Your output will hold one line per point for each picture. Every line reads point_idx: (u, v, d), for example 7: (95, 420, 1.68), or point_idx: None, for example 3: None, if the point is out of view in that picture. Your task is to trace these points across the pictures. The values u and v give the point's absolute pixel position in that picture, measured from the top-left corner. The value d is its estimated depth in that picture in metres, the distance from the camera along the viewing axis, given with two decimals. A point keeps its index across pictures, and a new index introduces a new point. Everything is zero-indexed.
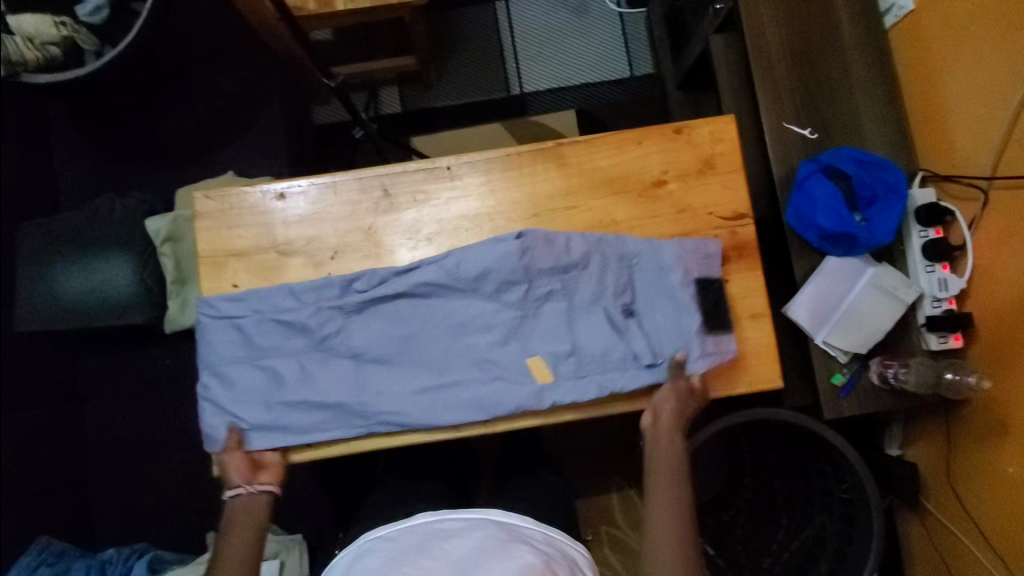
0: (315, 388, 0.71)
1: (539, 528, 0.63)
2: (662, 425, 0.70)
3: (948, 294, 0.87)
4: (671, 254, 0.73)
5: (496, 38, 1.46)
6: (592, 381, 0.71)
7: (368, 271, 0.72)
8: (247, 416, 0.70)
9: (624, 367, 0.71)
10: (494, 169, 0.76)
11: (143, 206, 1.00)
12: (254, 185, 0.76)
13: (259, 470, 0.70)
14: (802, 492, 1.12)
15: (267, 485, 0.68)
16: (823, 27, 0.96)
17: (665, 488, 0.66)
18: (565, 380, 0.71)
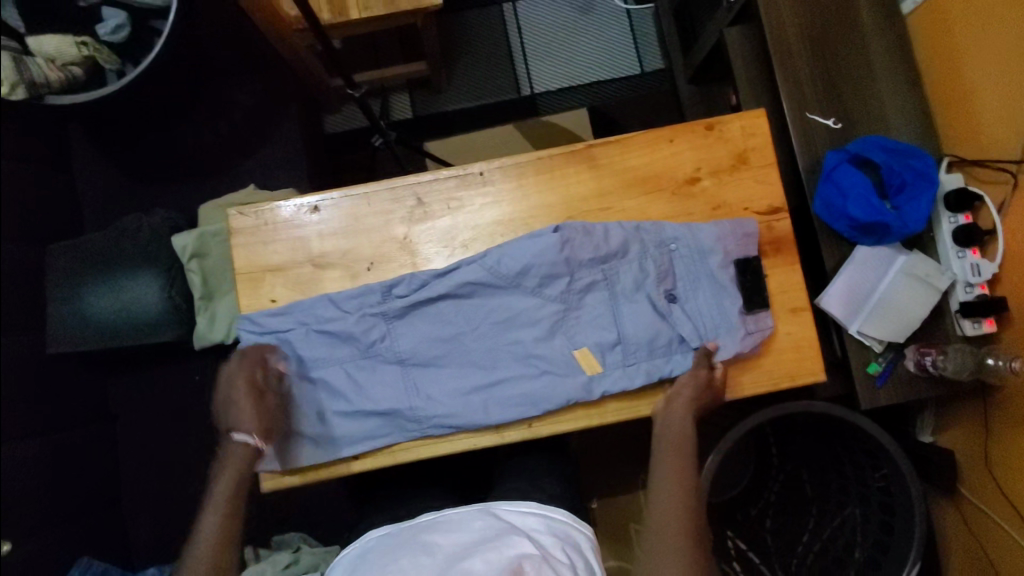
0: (368, 391, 0.72)
1: (537, 513, 0.65)
2: (677, 403, 0.71)
3: (980, 279, 0.87)
4: (710, 239, 0.73)
5: (505, 40, 1.46)
6: (640, 368, 0.72)
7: (407, 276, 0.73)
8: (302, 429, 0.72)
9: (670, 352, 0.73)
10: (527, 173, 0.76)
11: (168, 223, 1.00)
12: (286, 199, 0.76)
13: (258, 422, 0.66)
14: (834, 482, 1.12)
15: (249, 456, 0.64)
16: (842, 16, 0.96)
17: (674, 461, 0.67)
18: (614, 369, 0.72)
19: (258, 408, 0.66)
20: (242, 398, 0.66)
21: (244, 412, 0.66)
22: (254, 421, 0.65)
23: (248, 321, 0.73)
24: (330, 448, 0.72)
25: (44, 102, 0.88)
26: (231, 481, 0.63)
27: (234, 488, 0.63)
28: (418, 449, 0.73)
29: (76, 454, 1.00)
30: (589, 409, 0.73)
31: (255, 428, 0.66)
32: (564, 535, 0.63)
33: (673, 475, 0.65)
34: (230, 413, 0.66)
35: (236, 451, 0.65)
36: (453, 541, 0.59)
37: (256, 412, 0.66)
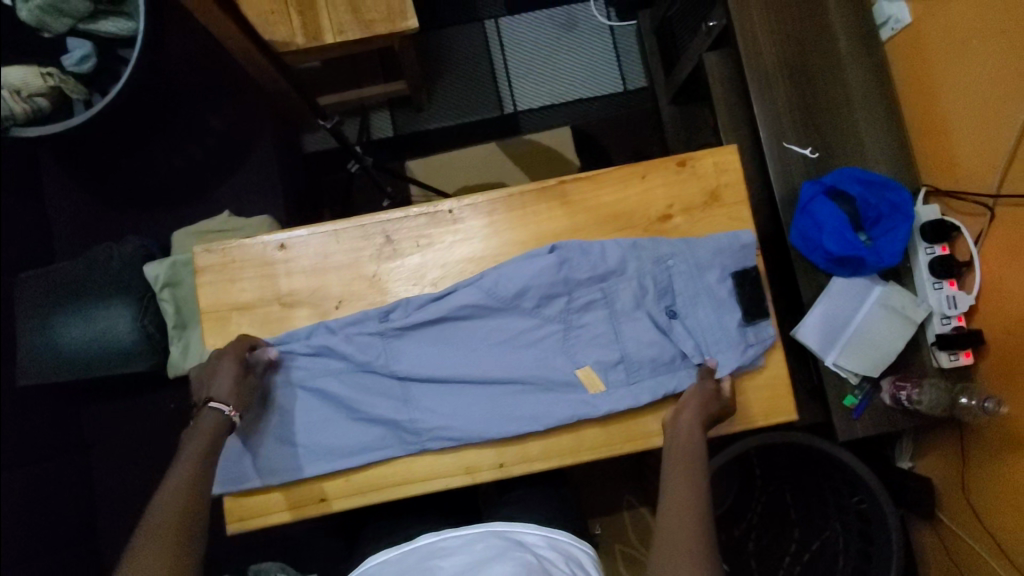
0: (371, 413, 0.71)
1: (538, 533, 0.66)
2: (682, 422, 0.67)
3: (957, 311, 0.87)
4: (706, 254, 0.73)
5: (487, 57, 1.45)
6: (644, 386, 0.70)
7: (404, 299, 0.72)
8: (309, 456, 0.70)
9: (673, 368, 0.71)
10: (498, 210, 0.75)
11: (141, 250, 0.99)
12: (253, 236, 0.74)
13: (237, 391, 0.66)
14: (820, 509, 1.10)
15: (219, 411, 0.64)
16: (819, 44, 0.96)
17: (686, 488, 0.61)
18: (618, 387, 0.71)
19: (237, 382, 0.66)
20: (224, 370, 0.66)
21: (223, 382, 0.66)
22: (232, 393, 0.66)
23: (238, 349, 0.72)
24: (331, 466, 0.70)
25: (9, 134, 0.87)
26: (200, 447, 0.62)
27: (200, 455, 0.61)
28: (425, 467, 0.71)
29: (46, 487, 0.99)
30: (567, 446, 0.71)
31: (232, 401, 0.66)
32: (564, 551, 0.64)
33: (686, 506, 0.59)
34: (207, 384, 0.66)
35: (207, 419, 0.64)
36: (458, 563, 0.59)
37: (234, 385, 0.66)
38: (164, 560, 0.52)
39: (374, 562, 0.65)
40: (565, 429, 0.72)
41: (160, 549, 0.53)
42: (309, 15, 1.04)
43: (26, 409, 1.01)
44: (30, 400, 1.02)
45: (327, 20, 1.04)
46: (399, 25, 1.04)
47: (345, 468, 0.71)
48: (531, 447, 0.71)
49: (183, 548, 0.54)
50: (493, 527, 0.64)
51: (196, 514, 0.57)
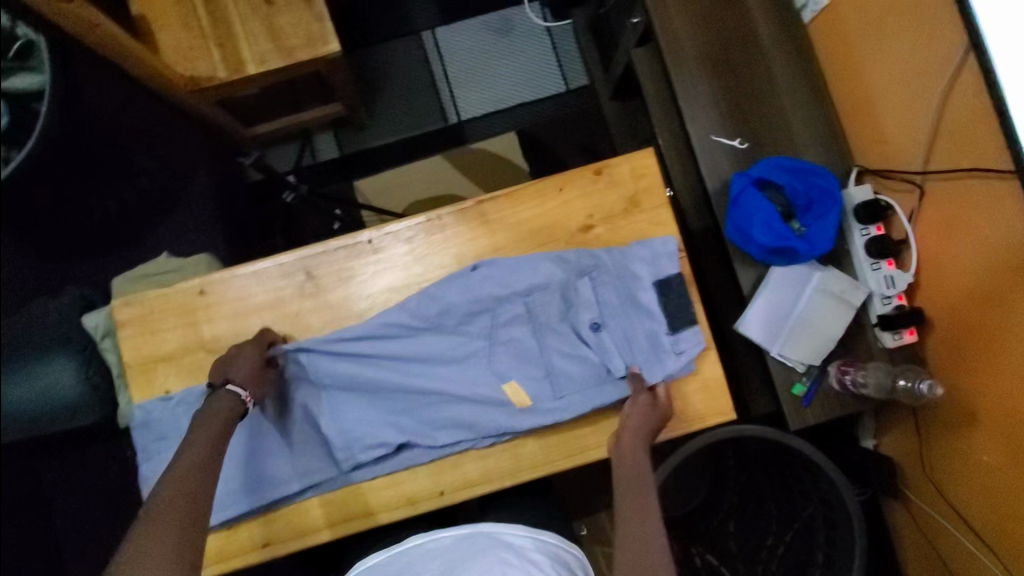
0: (301, 440, 0.72)
1: (525, 532, 0.65)
2: (626, 439, 0.68)
3: (896, 291, 0.87)
4: (630, 262, 0.73)
5: (426, 69, 1.44)
6: (572, 400, 0.70)
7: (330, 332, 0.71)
8: (236, 502, 0.69)
9: (600, 383, 0.71)
10: (418, 235, 0.74)
11: (78, 302, 0.98)
12: (173, 283, 0.73)
13: (255, 377, 0.67)
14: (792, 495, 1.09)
15: (240, 394, 0.64)
16: (739, 33, 0.95)
17: (639, 505, 0.63)
18: (546, 403, 0.71)
19: (256, 369, 0.67)
20: (243, 357, 0.67)
21: (241, 368, 0.67)
22: (250, 378, 0.66)
23: (160, 399, 0.71)
24: (267, 498, 0.69)
25: None
26: (220, 427, 0.62)
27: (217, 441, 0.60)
28: (359, 498, 0.71)
29: None
30: (504, 469, 0.71)
31: (248, 386, 0.66)
32: (552, 549, 0.64)
33: (640, 520, 0.61)
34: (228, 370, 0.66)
35: (223, 403, 0.64)
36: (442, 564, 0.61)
37: (254, 371, 0.67)
38: (169, 552, 0.50)
39: (364, 564, 0.66)
40: (502, 450, 0.72)
41: (169, 537, 0.51)
42: (228, 47, 1.03)
43: None
44: None
45: (247, 50, 1.03)
46: (320, 49, 1.03)
47: (276, 504, 0.70)
48: (469, 473, 0.71)
49: (191, 541, 0.52)
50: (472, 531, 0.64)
51: (203, 506, 0.55)
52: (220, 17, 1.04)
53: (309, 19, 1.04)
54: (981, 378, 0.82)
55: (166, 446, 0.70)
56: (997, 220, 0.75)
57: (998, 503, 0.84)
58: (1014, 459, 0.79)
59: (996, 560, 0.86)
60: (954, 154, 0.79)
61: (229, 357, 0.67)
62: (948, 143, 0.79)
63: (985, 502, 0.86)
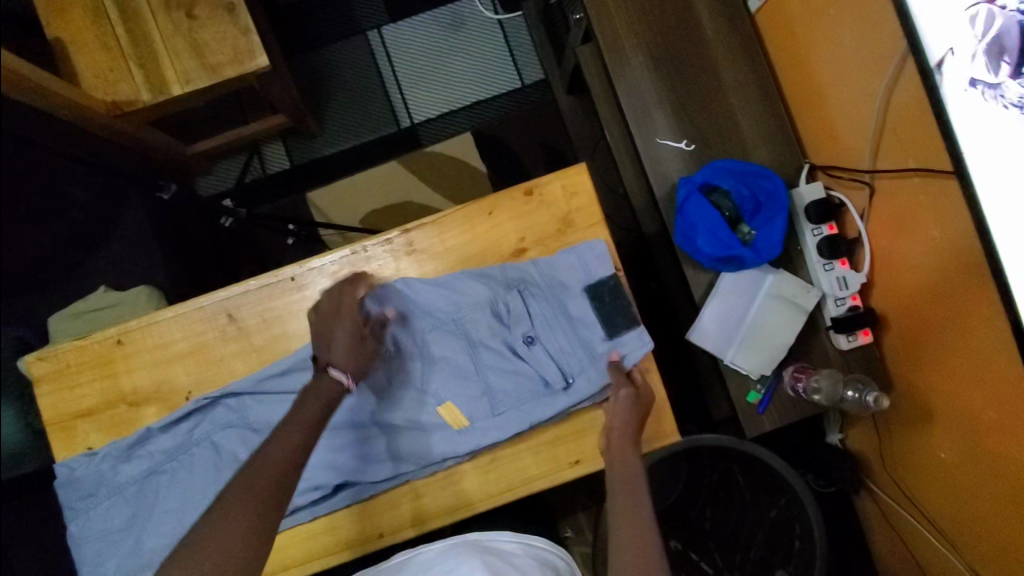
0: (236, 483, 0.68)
1: (515, 539, 0.62)
2: (615, 440, 0.66)
3: (849, 292, 0.85)
4: (557, 273, 0.70)
5: (376, 70, 1.38)
6: (509, 416, 0.69)
7: (263, 367, 0.69)
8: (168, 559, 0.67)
9: (538, 397, 0.69)
10: (342, 270, 0.71)
11: (12, 345, 0.94)
12: (89, 336, 0.71)
13: (354, 358, 0.64)
14: (772, 486, 0.96)
15: (343, 376, 0.62)
16: (683, 27, 0.90)
17: (631, 510, 0.60)
18: (483, 421, 0.69)
19: (359, 347, 0.65)
20: (339, 334, 0.64)
21: (338, 347, 0.63)
22: (348, 358, 0.63)
23: (84, 457, 0.69)
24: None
25: None
26: (312, 411, 0.59)
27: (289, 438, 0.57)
28: (294, 537, 0.69)
29: None
30: (444, 506, 0.69)
31: (349, 368, 0.63)
32: (541, 555, 0.61)
33: (631, 523, 0.59)
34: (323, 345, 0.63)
35: (326, 387, 0.61)
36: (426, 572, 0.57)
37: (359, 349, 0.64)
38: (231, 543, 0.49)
39: None
40: (441, 482, 0.70)
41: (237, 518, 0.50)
42: (150, 67, 0.98)
43: None
44: None
45: (171, 69, 0.98)
46: (247, 65, 0.98)
47: None
48: (406, 511, 0.69)
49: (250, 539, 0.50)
50: (461, 538, 0.60)
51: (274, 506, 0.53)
52: (138, 34, 0.98)
53: (234, 32, 0.98)
54: (934, 374, 0.81)
55: (94, 502, 0.68)
56: (944, 219, 0.73)
57: (960, 501, 0.82)
58: (970, 456, 0.78)
59: (959, 555, 0.85)
60: (900, 151, 0.76)
61: (322, 333, 0.64)
62: (895, 139, 0.76)
63: (945, 499, 0.85)
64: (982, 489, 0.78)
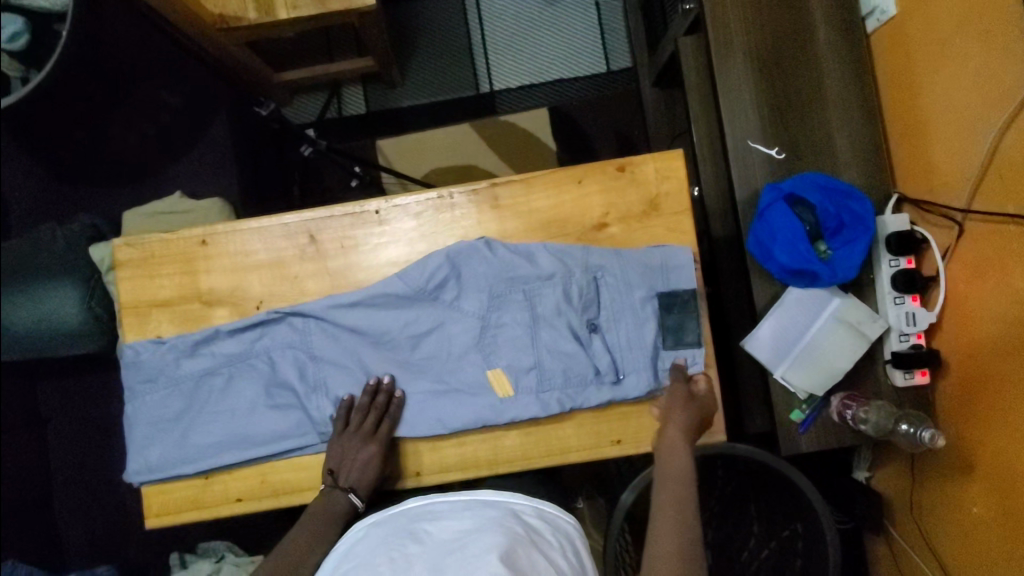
0: (282, 402, 0.72)
1: (529, 504, 0.64)
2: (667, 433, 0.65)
3: (915, 329, 0.84)
4: (638, 272, 0.70)
5: (466, 30, 1.39)
6: (552, 396, 0.69)
7: (332, 296, 0.70)
8: (208, 459, 0.70)
9: (585, 384, 0.69)
10: (426, 211, 0.72)
11: (88, 231, 0.98)
12: (175, 231, 0.73)
13: (368, 480, 0.68)
14: (777, 511, 0.94)
15: (351, 497, 0.66)
16: (797, 34, 0.89)
17: (678, 497, 0.60)
18: (526, 395, 0.69)
19: (376, 476, 0.68)
20: (360, 460, 0.68)
21: (356, 472, 0.68)
22: (365, 484, 0.68)
23: (151, 343, 0.71)
24: (242, 455, 0.69)
25: None
26: (325, 525, 0.64)
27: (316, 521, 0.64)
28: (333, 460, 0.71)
29: None
30: (483, 458, 0.71)
31: (367, 494, 0.67)
32: (554, 520, 0.63)
33: (672, 514, 0.59)
34: (343, 464, 0.68)
35: (337, 502, 0.66)
36: (448, 530, 0.56)
37: (375, 479, 0.68)
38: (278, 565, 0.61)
39: (358, 526, 0.60)
40: (481, 438, 0.71)
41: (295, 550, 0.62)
42: None
43: None
44: None
45: None
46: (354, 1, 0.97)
47: (247, 461, 0.70)
48: (442, 456, 0.71)
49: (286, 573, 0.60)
50: (477, 497, 0.61)
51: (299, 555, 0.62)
52: None
53: None
54: (985, 427, 0.79)
55: (151, 389, 0.72)
56: None
57: (979, 554, 0.82)
58: (1004, 513, 0.77)
59: None
60: (1000, 195, 0.74)
61: (346, 452, 0.68)
62: (997, 182, 0.74)
63: (964, 550, 0.85)
64: (1007, 549, 0.77)
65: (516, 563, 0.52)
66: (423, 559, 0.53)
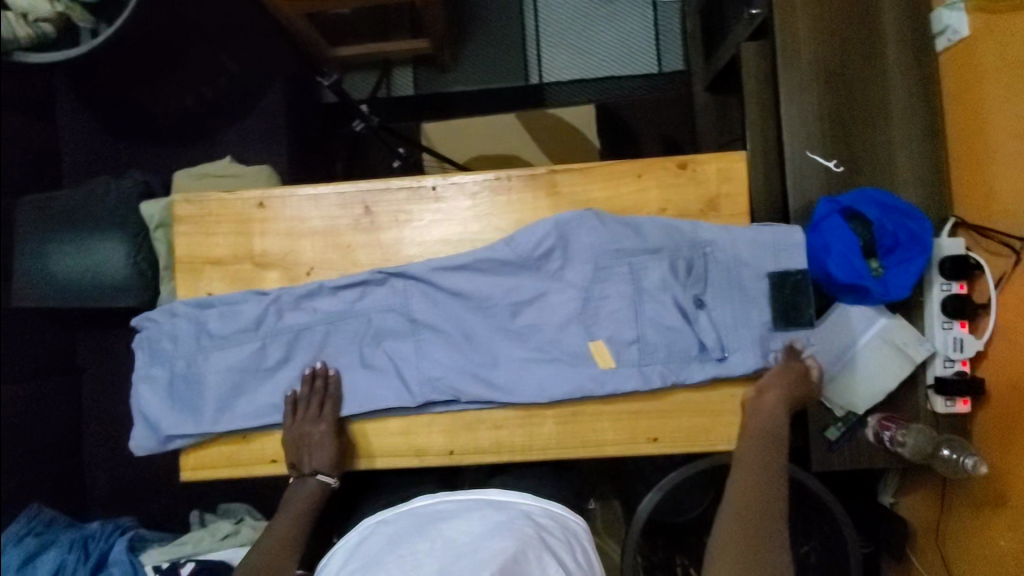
0: (379, 355, 0.73)
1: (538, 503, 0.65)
2: (766, 399, 0.67)
3: (961, 355, 0.82)
4: (749, 250, 0.70)
5: (518, 18, 1.32)
6: (655, 370, 0.70)
7: (437, 257, 0.71)
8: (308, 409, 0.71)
9: (689, 360, 0.71)
10: (483, 192, 0.73)
11: (139, 188, 1.00)
12: (234, 191, 0.74)
13: (328, 462, 0.70)
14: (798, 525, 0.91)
15: (319, 480, 0.69)
16: (866, 47, 0.87)
17: (760, 462, 0.63)
18: (628, 367, 0.70)
19: (335, 458, 0.70)
20: (314, 447, 0.70)
21: (316, 457, 0.70)
22: (330, 466, 0.70)
23: (252, 295, 0.72)
24: (348, 407, 0.72)
25: (16, 59, 0.92)
26: (303, 509, 0.69)
27: (303, 509, 0.69)
28: (372, 427, 0.73)
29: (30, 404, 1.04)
30: (518, 442, 0.72)
31: (333, 473, 0.70)
32: (562, 520, 0.64)
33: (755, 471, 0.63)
34: (302, 452, 0.70)
35: (308, 488, 0.70)
36: (459, 531, 0.58)
37: (334, 461, 0.70)
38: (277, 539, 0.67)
39: (368, 522, 0.62)
40: (520, 421, 0.72)
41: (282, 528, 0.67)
42: None
43: (25, 327, 1.05)
44: (30, 321, 1.06)
45: None
46: None
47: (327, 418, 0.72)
48: (479, 438, 0.72)
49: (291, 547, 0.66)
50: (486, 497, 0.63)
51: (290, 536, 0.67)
52: None
53: None
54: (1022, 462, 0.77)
55: (222, 344, 0.72)
56: None
57: None
58: None
59: None
60: None
61: (301, 442, 0.70)
62: None
63: None
64: None
65: (522, 568, 0.53)
66: (433, 558, 0.54)
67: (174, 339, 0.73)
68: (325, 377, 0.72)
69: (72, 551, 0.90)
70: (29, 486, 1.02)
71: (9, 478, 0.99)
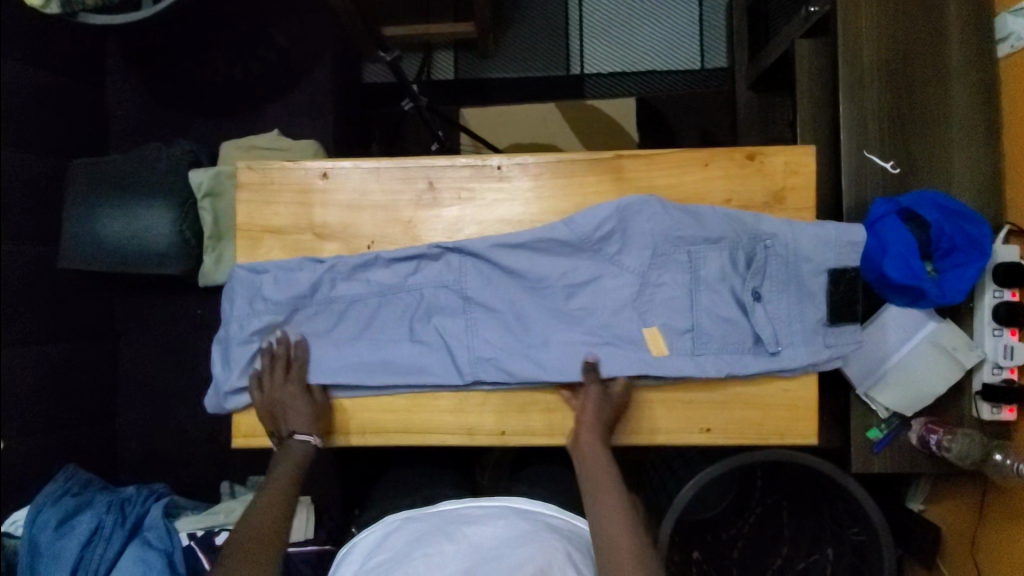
0: (428, 330, 0.73)
1: (561, 516, 0.66)
2: (583, 430, 0.68)
3: (1011, 363, 0.82)
4: (811, 245, 0.69)
5: (564, 10, 1.38)
6: (708, 360, 0.70)
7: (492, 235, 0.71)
8: (356, 379, 0.71)
9: (743, 353, 0.71)
10: (545, 173, 0.72)
11: (188, 156, 1.00)
12: (297, 161, 0.74)
13: (306, 421, 0.70)
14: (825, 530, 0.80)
15: (303, 439, 0.69)
16: (928, 49, 0.87)
17: (610, 490, 0.64)
18: (680, 355, 0.70)
19: (312, 418, 0.70)
20: (287, 409, 0.69)
21: (291, 420, 0.70)
22: (309, 425, 0.70)
23: (308, 262, 0.72)
24: (396, 381, 0.71)
25: (77, 18, 0.92)
26: (290, 475, 0.69)
27: (291, 474, 0.69)
28: (425, 403, 0.73)
29: (70, 365, 1.05)
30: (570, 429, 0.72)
31: (313, 431, 0.70)
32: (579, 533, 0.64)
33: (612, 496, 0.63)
34: (279, 418, 0.70)
35: (295, 451, 0.69)
36: (484, 535, 0.58)
37: (313, 420, 0.70)
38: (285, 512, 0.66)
39: (391, 523, 0.63)
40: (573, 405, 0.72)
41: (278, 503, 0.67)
42: None
43: (67, 289, 1.06)
44: (72, 284, 1.07)
45: None
46: None
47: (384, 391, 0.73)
48: (532, 420, 0.72)
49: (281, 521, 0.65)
50: (512, 505, 0.63)
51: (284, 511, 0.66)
52: None
53: None
54: None
55: (270, 312, 0.72)
56: None
57: None
58: None
59: None
60: None
61: (271, 409, 0.70)
62: None
63: None
64: None
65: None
66: (456, 561, 0.54)
67: (228, 300, 0.73)
68: (284, 343, 0.72)
69: (110, 512, 0.90)
70: (65, 447, 1.03)
71: (49, 437, 1.00)
